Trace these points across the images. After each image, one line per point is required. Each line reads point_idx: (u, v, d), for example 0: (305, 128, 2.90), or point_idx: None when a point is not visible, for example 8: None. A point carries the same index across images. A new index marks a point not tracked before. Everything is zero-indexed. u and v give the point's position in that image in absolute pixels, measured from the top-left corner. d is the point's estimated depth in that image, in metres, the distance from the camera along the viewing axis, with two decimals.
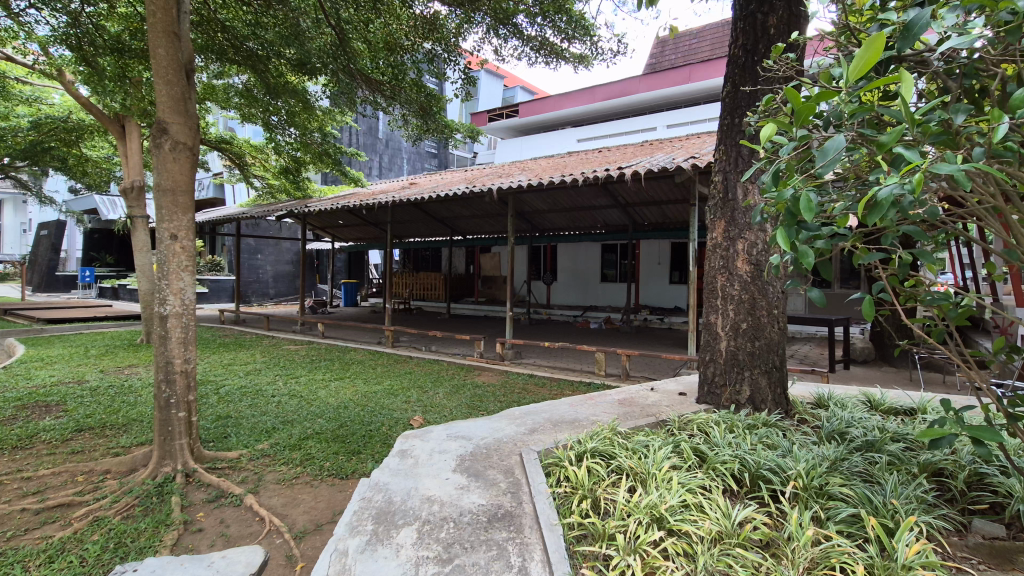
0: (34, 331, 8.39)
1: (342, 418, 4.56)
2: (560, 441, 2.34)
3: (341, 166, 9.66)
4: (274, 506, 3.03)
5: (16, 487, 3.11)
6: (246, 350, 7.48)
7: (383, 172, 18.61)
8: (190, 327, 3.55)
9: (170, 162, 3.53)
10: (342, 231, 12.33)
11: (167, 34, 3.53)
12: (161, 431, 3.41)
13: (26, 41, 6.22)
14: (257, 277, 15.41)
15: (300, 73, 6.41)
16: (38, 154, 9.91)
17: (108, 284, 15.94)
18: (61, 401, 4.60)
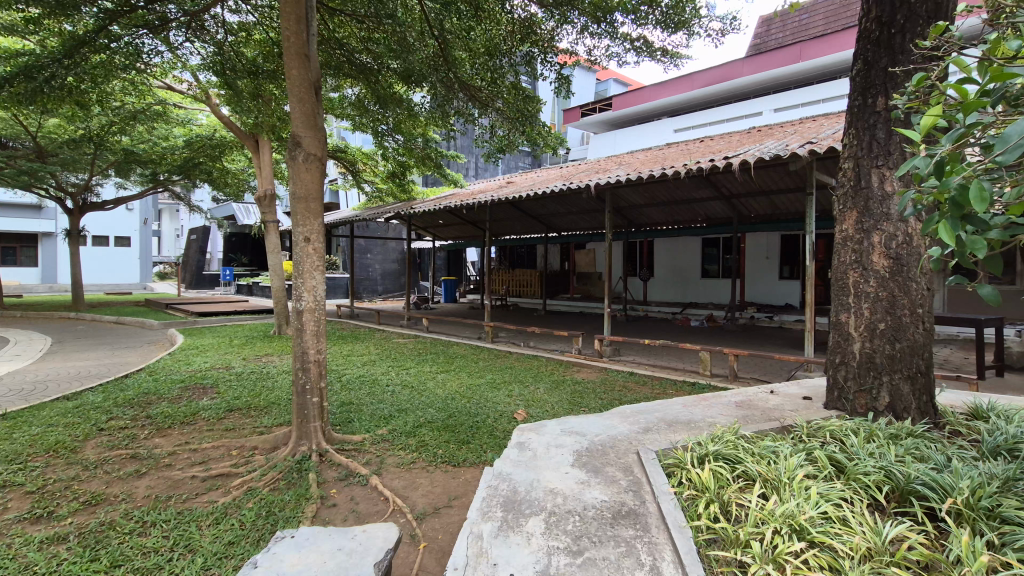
0: (189, 322, 9.71)
1: (450, 409, 4.79)
2: (678, 442, 2.29)
3: (441, 169, 10.13)
4: (396, 488, 3.27)
5: (186, 457, 3.63)
6: (361, 342, 8.10)
7: (478, 173, 19.23)
8: (321, 322, 3.91)
9: (304, 173, 3.91)
10: (442, 230, 12.89)
11: (299, 56, 3.92)
12: (298, 414, 3.80)
13: (181, 71, 7.18)
14: (367, 275, 16.59)
15: (406, 83, 6.77)
16: (190, 169, 11.41)
17: (243, 282, 17.95)
18: (215, 384, 5.28)
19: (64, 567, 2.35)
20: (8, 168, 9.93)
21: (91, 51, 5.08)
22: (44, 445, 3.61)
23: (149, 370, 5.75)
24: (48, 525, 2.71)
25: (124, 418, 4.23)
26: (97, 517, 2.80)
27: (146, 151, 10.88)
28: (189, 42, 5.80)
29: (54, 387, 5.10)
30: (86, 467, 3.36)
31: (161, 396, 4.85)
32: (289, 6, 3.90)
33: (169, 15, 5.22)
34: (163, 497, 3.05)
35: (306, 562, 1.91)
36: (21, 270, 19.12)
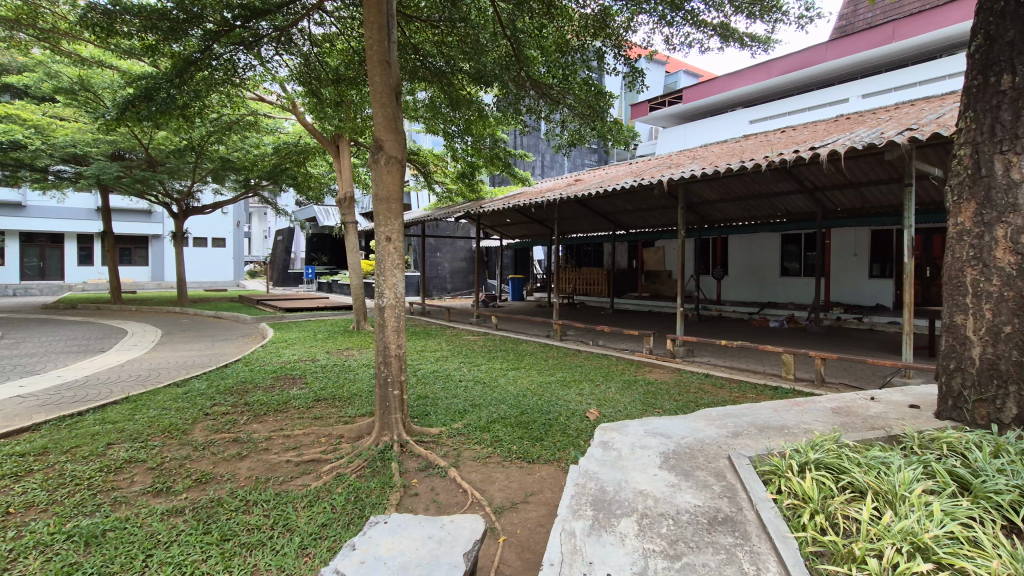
0: (278, 317, 10.42)
1: (522, 405, 4.83)
2: (774, 449, 2.17)
3: (509, 168, 10.22)
4: (473, 481, 3.33)
5: (281, 442, 3.89)
6: (433, 339, 8.35)
7: (544, 171, 19.25)
8: (401, 317, 4.06)
9: (385, 174, 4.07)
10: (509, 229, 13.01)
11: (381, 63, 4.09)
12: (381, 406, 3.96)
13: (271, 83, 7.69)
14: (437, 273, 17.08)
15: (478, 83, 6.86)
16: (278, 174, 12.22)
17: (324, 280, 19.01)
18: (303, 375, 5.62)
19: (182, 537, 2.59)
20: (126, 177, 11.07)
21: (197, 69, 5.52)
22: (161, 426, 3.99)
23: (245, 360, 6.22)
24: (168, 498, 3.00)
25: (226, 404, 4.60)
26: (207, 494, 3.06)
27: (239, 158, 11.76)
28: (279, 56, 6.18)
29: (166, 375, 5.65)
30: (196, 447, 3.69)
31: (256, 384, 5.23)
32: (371, 16, 4.09)
33: (261, 32, 5.58)
34: (263, 479, 3.29)
35: (399, 548, 2.00)
36: (135, 268, 21.29)
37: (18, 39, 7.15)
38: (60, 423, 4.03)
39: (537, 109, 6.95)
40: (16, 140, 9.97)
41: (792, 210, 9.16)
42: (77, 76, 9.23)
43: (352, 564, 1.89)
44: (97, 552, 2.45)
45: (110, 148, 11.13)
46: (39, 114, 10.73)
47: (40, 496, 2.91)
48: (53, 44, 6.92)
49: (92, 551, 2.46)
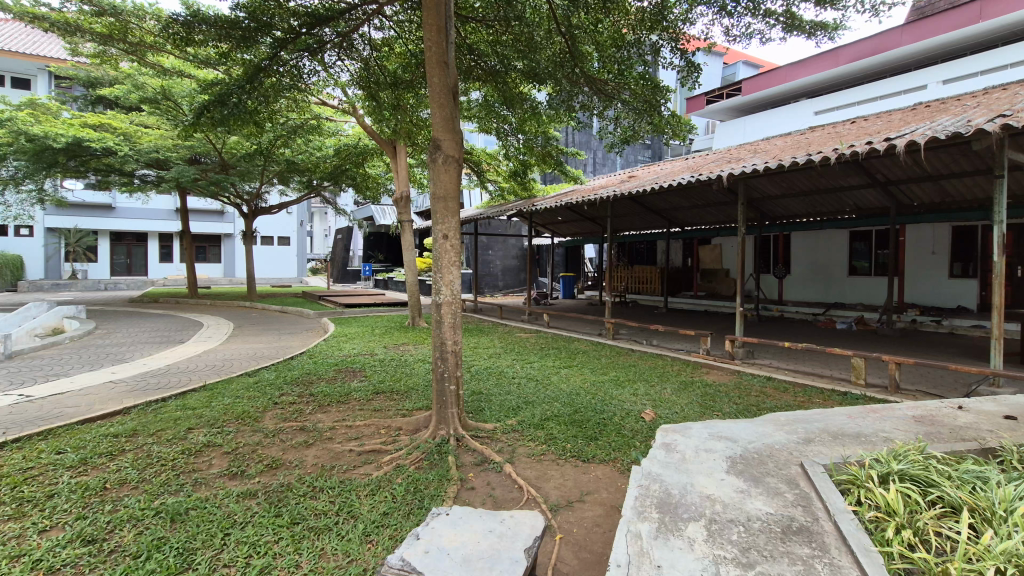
0: (338, 313, 10.86)
1: (576, 404, 4.80)
2: (851, 457, 2.05)
3: (561, 166, 10.17)
4: (529, 477, 3.34)
5: (344, 431, 4.05)
6: (486, 335, 8.45)
7: (596, 169, 19.08)
8: (458, 314, 4.10)
9: (443, 173, 4.14)
10: (561, 227, 12.96)
11: (439, 64, 4.15)
12: (438, 400, 4.04)
13: (334, 88, 8.00)
14: (489, 271, 17.33)
15: (533, 82, 6.86)
16: (339, 175, 12.72)
17: (380, 277, 19.63)
18: (363, 368, 5.82)
19: (256, 519, 2.75)
20: (202, 180, 11.84)
21: (268, 77, 5.81)
22: (235, 414, 4.24)
23: (309, 353, 6.52)
24: (243, 482, 3.18)
25: (293, 394, 4.84)
26: (278, 479, 3.22)
27: (304, 160, 12.31)
28: (341, 61, 6.41)
29: (238, 365, 6.00)
30: (267, 434, 3.90)
31: (320, 376, 5.48)
32: (430, 18, 4.16)
33: (325, 38, 5.80)
34: (328, 466, 3.43)
35: (461, 540, 2.04)
36: (209, 265, 22.75)
37: (111, 54, 7.75)
38: (147, 408, 4.37)
39: (592, 106, 6.88)
40: (107, 147, 10.85)
41: (862, 205, 8.61)
42: (160, 86, 9.93)
43: (417, 553, 1.95)
44: (182, 528, 2.63)
45: (188, 153, 11.93)
46: (127, 123, 11.63)
47: (132, 474, 3.16)
48: (140, 57, 7.46)
49: (177, 526, 2.65)
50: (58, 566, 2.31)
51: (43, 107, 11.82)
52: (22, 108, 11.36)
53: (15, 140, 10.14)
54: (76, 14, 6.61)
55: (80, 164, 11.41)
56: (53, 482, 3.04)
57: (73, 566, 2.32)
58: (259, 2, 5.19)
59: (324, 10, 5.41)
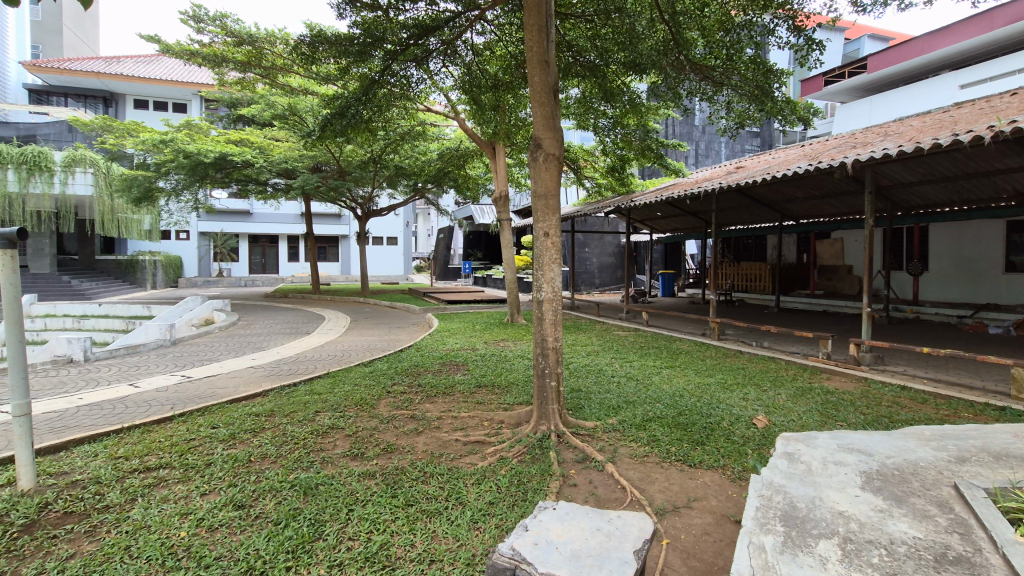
0: (442, 308, 11.40)
1: (680, 406, 4.62)
2: (1020, 483, 1.78)
3: (662, 159, 9.84)
4: (633, 478, 3.27)
5: (450, 422, 4.24)
6: (584, 333, 8.41)
7: (699, 160, 18.18)
8: (559, 311, 4.12)
9: (544, 171, 4.17)
10: (660, 222, 12.56)
11: (540, 63, 4.20)
12: (539, 396, 4.10)
13: (439, 94, 8.37)
14: (586, 269, 17.36)
15: (634, 73, 6.64)
16: (442, 177, 13.32)
17: (479, 275, 20.27)
18: (465, 362, 6.05)
19: (375, 498, 2.97)
20: (323, 186, 12.99)
21: (383, 89, 6.19)
22: (354, 400, 4.62)
23: (416, 347, 6.90)
24: (363, 462, 3.46)
25: (403, 384, 5.16)
26: (393, 462, 3.47)
27: (410, 165, 13.04)
28: (445, 68, 6.67)
29: (355, 356, 6.52)
30: (382, 420, 4.20)
31: (427, 368, 5.78)
32: (531, 18, 4.21)
33: (431, 47, 6.07)
34: (437, 454, 3.62)
35: (569, 535, 2.06)
36: (328, 264, 24.90)
37: (249, 78, 8.72)
38: (281, 391, 4.89)
39: (697, 93, 6.57)
40: (246, 160, 12.26)
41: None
42: (288, 104, 11.02)
43: (526, 544, 2.00)
44: (313, 501, 2.91)
45: (311, 162, 13.11)
46: (262, 138, 13.07)
47: (271, 450, 3.56)
48: (272, 79, 8.32)
49: (309, 499, 2.95)
50: (216, 526, 2.67)
51: (196, 127, 13.61)
52: (181, 129, 13.19)
53: (175, 157, 11.78)
54: (222, 46, 7.51)
55: (225, 176, 13.00)
56: (210, 452, 3.51)
57: (227, 527, 2.67)
58: (373, 19, 5.58)
59: (430, 21, 5.69)
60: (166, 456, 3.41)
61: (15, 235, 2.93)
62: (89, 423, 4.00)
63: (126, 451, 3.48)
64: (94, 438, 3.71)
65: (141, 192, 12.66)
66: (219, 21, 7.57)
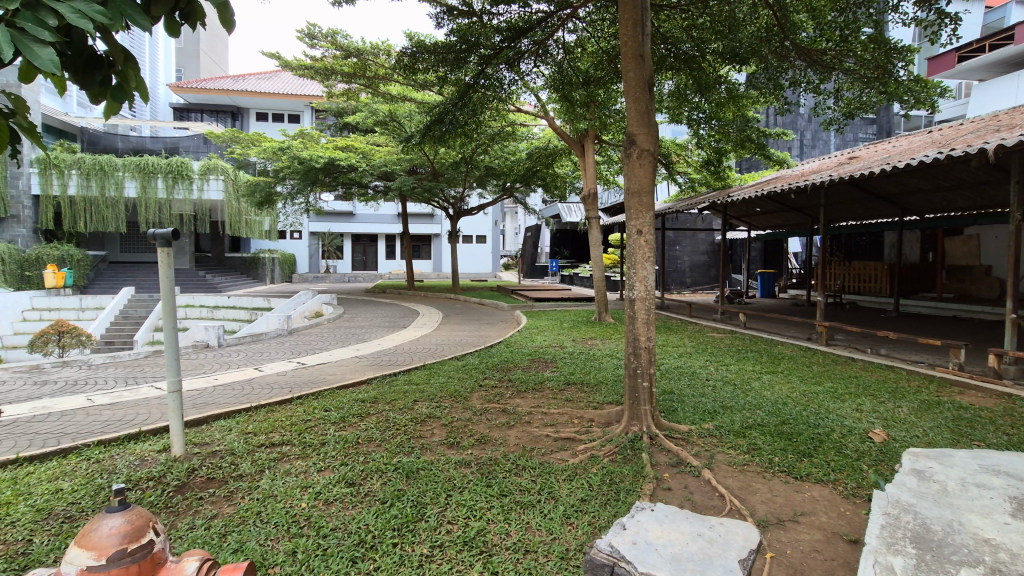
0: (529, 306, 11.54)
1: (783, 414, 4.33)
2: None
3: (763, 150, 9.25)
4: (732, 487, 3.12)
5: (540, 417, 4.30)
6: (676, 334, 8.14)
7: (804, 151, 16.94)
8: (652, 310, 4.02)
9: (638, 168, 4.09)
10: (760, 218, 11.83)
11: (635, 58, 4.13)
12: (630, 396, 4.03)
13: (529, 94, 8.48)
14: (676, 267, 16.82)
15: (732, 62, 6.30)
16: (530, 176, 13.49)
17: (566, 273, 20.25)
18: (554, 360, 6.09)
19: (472, 486, 3.10)
20: (418, 187, 13.65)
21: (478, 93, 6.39)
22: (449, 392, 4.83)
23: (506, 343, 7.05)
24: (459, 451, 3.62)
25: (494, 379, 5.30)
26: (487, 453, 3.59)
27: (500, 165, 13.34)
28: (536, 68, 6.74)
29: (447, 350, 6.79)
30: (474, 413, 4.35)
31: (516, 364, 5.90)
32: (627, 13, 4.15)
33: (522, 49, 6.13)
34: (528, 448, 3.69)
35: (669, 537, 2.04)
36: (421, 261, 26.12)
37: (354, 89, 9.37)
38: (382, 380, 5.22)
39: (804, 80, 6.12)
40: (351, 165, 13.19)
41: None
42: (388, 111, 11.72)
43: (625, 542, 2.01)
44: (415, 485, 3.09)
45: (408, 164, 13.82)
46: (365, 144, 14.02)
47: (376, 434, 3.82)
48: (374, 88, 8.88)
49: (411, 482, 3.13)
50: (331, 500, 2.92)
51: (308, 136, 14.85)
52: (295, 138, 14.47)
53: (291, 163, 12.97)
54: (331, 59, 8.15)
55: (332, 180, 14.06)
56: (324, 433, 3.84)
57: (341, 502, 2.91)
58: (467, 25, 5.81)
59: (523, 22, 5.80)
60: (288, 434, 3.78)
61: (172, 234, 3.41)
62: (224, 401, 4.53)
63: (254, 427, 3.91)
64: (228, 414, 4.21)
65: (262, 197, 14.05)
66: (330, 37, 8.24)
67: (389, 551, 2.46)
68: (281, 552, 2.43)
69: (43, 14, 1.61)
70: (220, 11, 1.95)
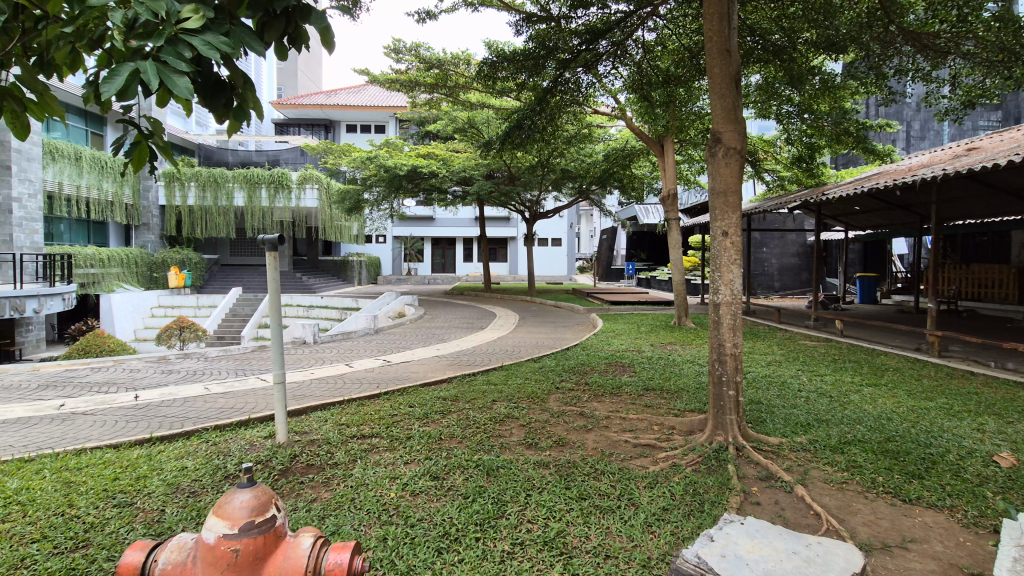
0: (606, 309, 11.42)
1: (888, 430, 3.98)
2: None
3: (864, 144, 8.53)
4: (828, 506, 2.91)
5: (618, 422, 4.24)
6: (763, 340, 7.72)
7: (911, 144, 15.50)
8: (738, 315, 3.83)
9: (723, 167, 3.92)
10: (859, 217, 10.92)
11: (721, 52, 3.96)
12: (715, 404, 3.87)
13: (607, 95, 8.40)
14: (763, 270, 15.93)
15: (828, 52, 5.90)
16: (607, 178, 13.32)
17: (643, 277, 19.76)
18: (632, 364, 5.98)
19: (551, 487, 3.12)
20: (495, 191, 13.93)
21: (556, 97, 6.42)
22: (527, 393, 4.90)
23: (583, 346, 7.03)
24: (537, 452, 3.66)
25: (572, 381, 5.30)
26: (565, 455, 3.60)
27: (576, 167, 13.33)
28: (615, 69, 6.67)
29: (524, 352, 6.87)
30: (552, 415, 4.38)
31: (593, 367, 5.87)
32: (712, 7, 4.00)
33: (601, 50, 6.11)
34: (607, 453, 3.66)
35: (761, 553, 1.95)
36: (498, 264, 26.57)
37: (436, 99, 9.75)
38: (462, 380, 5.38)
39: (911, 67, 5.63)
40: (432, 172, 13.73)
41: None
42: (467, 118, 12.10)
43: (713, 554, 1.95)
44: (495, 483, 3.16)
45: (485, 169, 14.14)
46: (445, 151, 14.53)
47: (457, 431, 3.96)
48: (455, 97, 9.18)
49: (492, 479, 3.22)
50: (417, 491, 3.07)
51: (393, 145, 15.62)
52: (381, 147, 15.27)
53: (378, 171, 13.72)
54: (416, 72, 8.55)
55: (414, 187, 14.67)
56: (409, 427, 4.03)
57: (426, 494, 3.05)
58: (546, 30, 5.89)
59: (602, 24, 5.79)
60: (376, 427, 4.00)
61: (278, 239, 3.73)
62: (319, 394, 4.88)
63: (347, 419, 4.18)
64: (324, 406, 4.52)
65: (352, 203, 14.95)
66: (414, 50, 8.68)
67: (472, 545, 2.54)
68: (373, 538, 2.59)
69: (181, 47, 1.82)
70: (323, 33, 2.08)
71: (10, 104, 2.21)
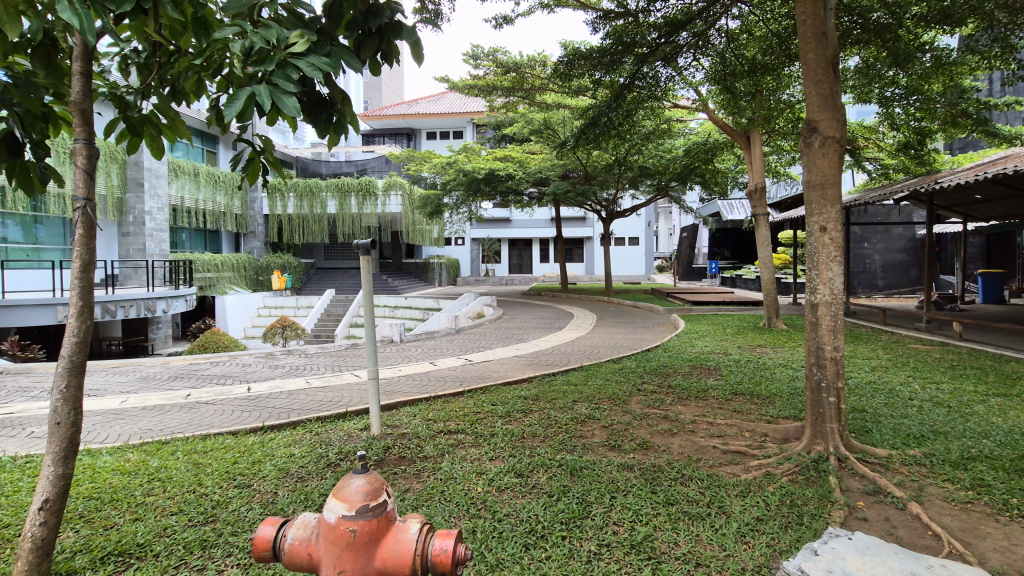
0: (687, 309, 11.03)
1: (1022, 446, 3.54)
2: None
3: (987, 125, 7.63)
4: (951, 526, 2.64)
5: (705, 427, 4.10)
6: (866, 343, 7.12)
7: None
8: (839, 317, 3.56)
9: (820, 158, 3.67)
10: (980, 207, 9.78)
11: (815, 36, 3.71)
12: (813, 411, 3.64)
13: (688, 88, 8.12)
14: (865, 267, 14.66)
15: (942, 25, 5.33)
16: (687, 174, 12.86)
17: (728, 276, 18.84)
18: (718, 367, 5.74)
19: (636, 490, 3.08)
20: (571, 191, 13.89)
21: (633, 93, 6.28)
22: (608, 394, 4.86)
23: (664, 347, 6.85)
24: (621, 454, 3.62)
25: (654, 384, 5.19)
26: (650, 458, 3.54)
27: (654, 164, 13.03)
28: (695, 61, 6.42)
29: (603, 352, 6.82)
30: (635, 417, 4.31)
31: (676, 369, 5.70)
32: None
33: (681, 42, 5.93)
34: (695, 458, 3.56)
35: (873, 571, 1.82)
36: (574, 264, 26.41)
37: (513, 102, 9.89)
38: (541, 379, 5.44)
39: None
40: (509, 174, 13.95)
41: None
42: (543, 119, 12.20)
43: (818, 569, 1.85)
44: (579, 483, 3.17)
45: (561, 169, 14.15)
46: (521, 153, 14.71)
47: (539, 430, 4.01)
48: (531, 99, 9.24)
49: (575, 479, 3.23)
50: (503, 487, 3.15)
51: (470, 149, 16.04)
52: (459, 152, 15.74)
53: (457, 175, 14.14)
54: (493, 76, 8.74)
55: (491, 190, 14.99)
56: (492, 425, 4.14)
57: (512, 491, 3.12)
58: (623, 26, 5.81)
59: (682, 15, 5.63)
60: (461, 424, 4.14)
61: (370, 244, 3.97)
62: (407, 390, 5.14)
63: (434, 415, 4.37)
64: (412, 402, 4.76)
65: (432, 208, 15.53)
66: (491, 55, 8.89)
67: (558, 543, 2.57)
68: (463, 529, 2.70)
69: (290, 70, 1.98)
70: (414, 47, 2.19)
71: (149, 130, 2.53)
